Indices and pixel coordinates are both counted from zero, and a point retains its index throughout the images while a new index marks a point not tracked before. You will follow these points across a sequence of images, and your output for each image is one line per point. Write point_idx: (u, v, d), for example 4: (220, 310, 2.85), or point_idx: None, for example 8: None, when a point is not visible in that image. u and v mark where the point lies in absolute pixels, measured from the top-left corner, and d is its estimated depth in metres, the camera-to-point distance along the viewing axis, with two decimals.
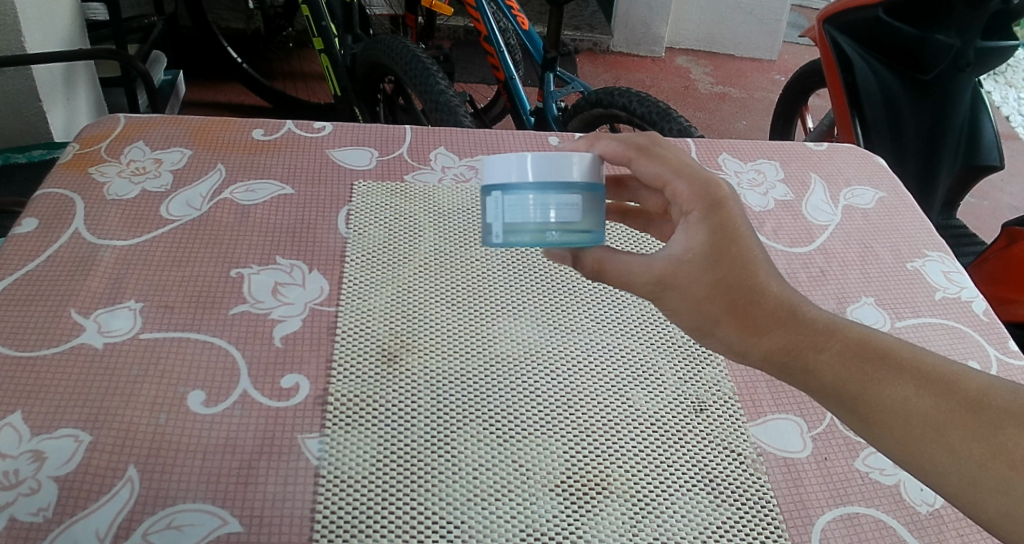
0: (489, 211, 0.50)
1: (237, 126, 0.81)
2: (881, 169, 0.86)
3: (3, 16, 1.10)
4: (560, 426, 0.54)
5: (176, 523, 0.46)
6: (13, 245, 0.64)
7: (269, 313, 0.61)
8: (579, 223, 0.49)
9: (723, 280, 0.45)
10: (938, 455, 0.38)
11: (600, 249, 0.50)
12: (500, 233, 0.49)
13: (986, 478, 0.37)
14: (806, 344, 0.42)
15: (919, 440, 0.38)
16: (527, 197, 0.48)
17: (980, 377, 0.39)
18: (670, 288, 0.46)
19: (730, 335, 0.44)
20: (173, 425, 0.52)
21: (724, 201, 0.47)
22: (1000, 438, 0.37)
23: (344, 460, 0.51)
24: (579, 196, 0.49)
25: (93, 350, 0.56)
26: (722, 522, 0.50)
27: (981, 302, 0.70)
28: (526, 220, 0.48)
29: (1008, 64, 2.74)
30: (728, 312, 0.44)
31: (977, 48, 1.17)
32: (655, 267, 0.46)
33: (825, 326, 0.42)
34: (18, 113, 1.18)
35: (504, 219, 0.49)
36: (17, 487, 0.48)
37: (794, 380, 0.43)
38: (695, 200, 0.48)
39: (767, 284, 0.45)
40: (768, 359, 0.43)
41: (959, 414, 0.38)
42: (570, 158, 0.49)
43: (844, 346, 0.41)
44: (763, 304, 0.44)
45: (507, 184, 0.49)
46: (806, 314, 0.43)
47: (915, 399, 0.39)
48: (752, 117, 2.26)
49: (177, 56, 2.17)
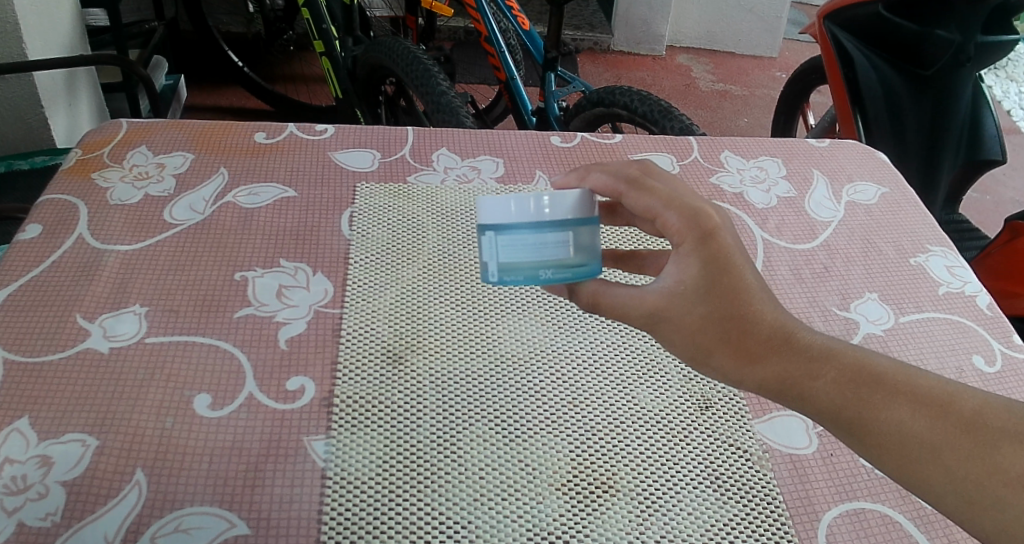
0: (486, 248, 0.50)
1: (240, 130, 0.81)
2: (883, 165, 0.86)
3: (4, 22, 1.11)
4: (565, 425, 0.55)
5: (184, 526, 0.47)
6: (17, 251, 0.64)
7: (274, 316, 0.61)
8: (573, 259, 0.49)
9: (716, 310, 0.44)
10: (935, 477, 0.37)
11: (596, 282, 0.50)
12: (496, 272, 0.50)
13: (985, 497, 0.36)
14: (801, 372, 0.41)
15: (916, 462, 0.38)
16: (523, 237, 0.49)
17: (975, 396, 0.39)
18: (662, 320, 0.46)
19: (726, 364, 0.44)
20: (181, 428, 0.52)
21: (715, 232, 0.46)
22: (996, 456, 0.36)
23: (350, 460, 0.51)
24: (572, 233, 0.49)
25: (99, 354, 0.56)
26: (729, 519, 0.50)
27: (984, 296, 0.70)
28: (521, 260, 0.49)
29: (1008, 58, 2.75)
30: (721, 340, 0.44)
31: (977, 43, 1.16)
32: (647, 299, 0.46)
33: (820, 352, 0.42)
34: (19, 119, 1.19)
35: (500, 259, 0.49)
36: (26, 491, 0.48)
37: (792, 405, 0.42)
38: (685, 231, 0.47)
39: (760, 311, 0.44)
40: (763, 388, 0.43)
41: (954, 433, 0.38)
42: (564, 197, 0.49)
43: (838, 372, 0.41)
44: (757, 332, 0.43)
45: (501, 224, 0.49)
46: (800, 340, 0.43)
47: (913, 421, 0.39)
48: (753, 114, 2.26)
49: (178, 60, 2.17)
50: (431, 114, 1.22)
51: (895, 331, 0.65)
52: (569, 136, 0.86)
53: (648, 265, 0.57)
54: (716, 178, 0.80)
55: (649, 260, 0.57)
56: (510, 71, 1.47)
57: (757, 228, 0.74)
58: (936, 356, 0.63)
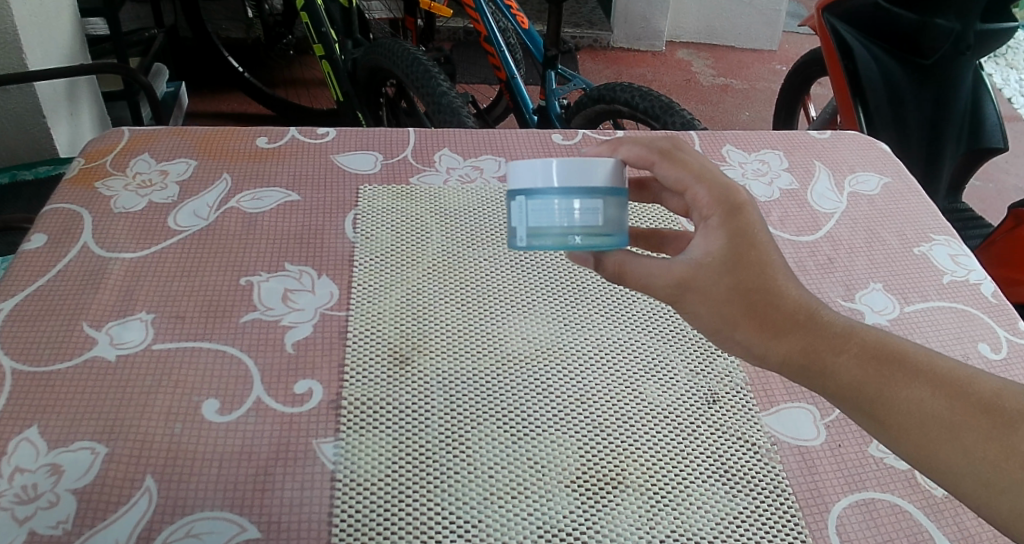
0: (515, 214, 0.50)
1: (242, 135, 0.82)
2: (886, 155, 0.86)
3: (4, 35, 1.11)
4: (573, 422, 0.55)
5: (195, 531, 0.47)
6: (23, 261, 0.64)
7: (280, 320, 0.61)
8: (603, 227, 0.49)
9: (742, 283, 0.44)
10: (952, 457, 0.38)
11: (622, 253, 0.49)
12: (524, 237, 0.50)
13: (1000, 478, 0.36)
14: (823, 347, 0.41)
15: (935, 442, 0.38)
16: (552, 202, 0.49)
17: (993, 380, 0.39)
18: (689, 289, 0.45)
19: (750, 337, 0.43)
20: (189, 434, 0.52)
21: (742, 207, 0.47)
22: (1013, 438, 0.37)
23: (360, 463, 0.51)
24: (602, 201, 0.49)
25: (107, 362, 0.56)
26: (740, 512, 0.50)
27: (989, 284, 0.70)
28: (551, 224, 0.49)
29: (1009, 46, 2.74)
30: (746, 312, 0.43)
31: (976, 31, 1.16)
32: (675, 269, 0.46)
33: (841, 330, 0.42)
34: (20, 130, 1.19)
35: (529, 223, 0.49)
36: (37, 500, 0.48)
37: (812, 384, 0.42)
38: (714, 205, 0.47)
39: (785, 287, 0.44)
40: (786, 363, 0.42)
41: (973, 414, 0.38)
42: (595, 164, 0.49)
43: (861, 349, 0.41)
44: (782, 306, 0.43)
45: (531, 189, 0.49)
46: (822, 317, 0.43)
47: (932, 401, 0.39)
48: (754, 108, 2.26)
49: (179, 68, 2.18)
50: (433, 115, 1.23)
51: (902, 320, 0.65)
52: (571, 132, 0.86)
53: (666, 245, 0.58)
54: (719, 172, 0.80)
55: (668, 240, 0.58)
56: (510, 71, 1.47)
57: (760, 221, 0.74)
58: (943, 345, 0.63)
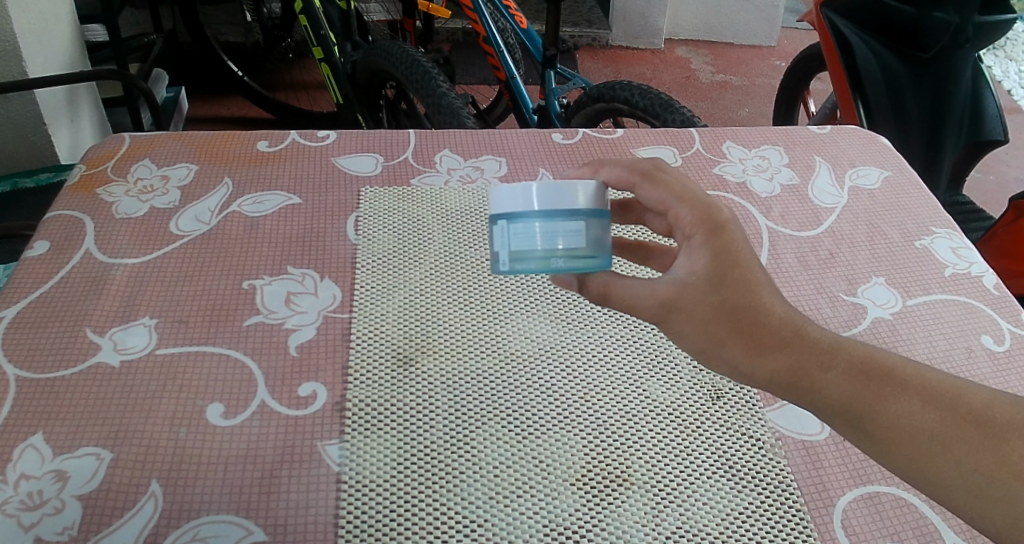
0: (499, 238, 0.51)
1: (242, 139, 0.82)
2: (886, 149, 0.86)
3: (4, 43, 1.11)
4: (577, 421, 0.55)
5: (201, 535, 0.47)
6: (25, 269, 0.64)
7: (283, 323, 0.61)
8: (586, 250, 0.49)
9: (728, 299, 0.44)
10: (947, 470, 0.38)
11: (607, 274, 0.49)
12: (507, 260, 0.50)
13: (994, 488, 0.36)
14: (811, 364, 0.41)
15: (928, 456, 0.38)
16: (534, 226, 0.49)
17: (982, 391, 0.39)
18: (675, 311, 0.45)
19: (737, 356, 0.43)
20: (194, 439, 0.52)
21: (725, 225, 0.47)
22: (1005, 449, 0.37)
23: (366, 464, 0.51)
24: (584, 223, 0.49)
25: (111, 368, 0.56)
26: (745, 507, 0.50)
27: (992, 276, 0.69)
28: (532, 248, 0.49)
29: (1008, 38, 2.73)
30: (733, 331, 0.43)
31: (975, 23, 1.17)
32: (659, 290, 0.45)
33: (829, 345, 0.42)
34: (20, 138, 1.19)
35: (511, 247, 0.49)
36: (42, 507, 0.48)
37: (800, 401, 0.42)
38: (697, 224, 0.47)
39: (770, 305, 0.44)
40: (773, 381, 0.42)
41: (965, 426, 0.38)
42: (575, 187, 0.49)
43: (849, 363, 0.41)
44: (769, 324, 0.43)
45: (512, 213, 0.50)
46: (809, 333, 0.43)
47: (922, 414, 0.39)
48: (754, 104, 2.26)
49: (178, 73, 2.18)
50: (433, 116, 1.23)
51: (904, 314, 0.65)
52: (570, 132, 0.86)
53: (653, 259, 0.59)
54: (718, 169, 0.81)
55: (655, 255, 0.59)
56: (510, 71, 1.47)
57: (761, 218, 0.74)
58: (946, 338, 0.63)
